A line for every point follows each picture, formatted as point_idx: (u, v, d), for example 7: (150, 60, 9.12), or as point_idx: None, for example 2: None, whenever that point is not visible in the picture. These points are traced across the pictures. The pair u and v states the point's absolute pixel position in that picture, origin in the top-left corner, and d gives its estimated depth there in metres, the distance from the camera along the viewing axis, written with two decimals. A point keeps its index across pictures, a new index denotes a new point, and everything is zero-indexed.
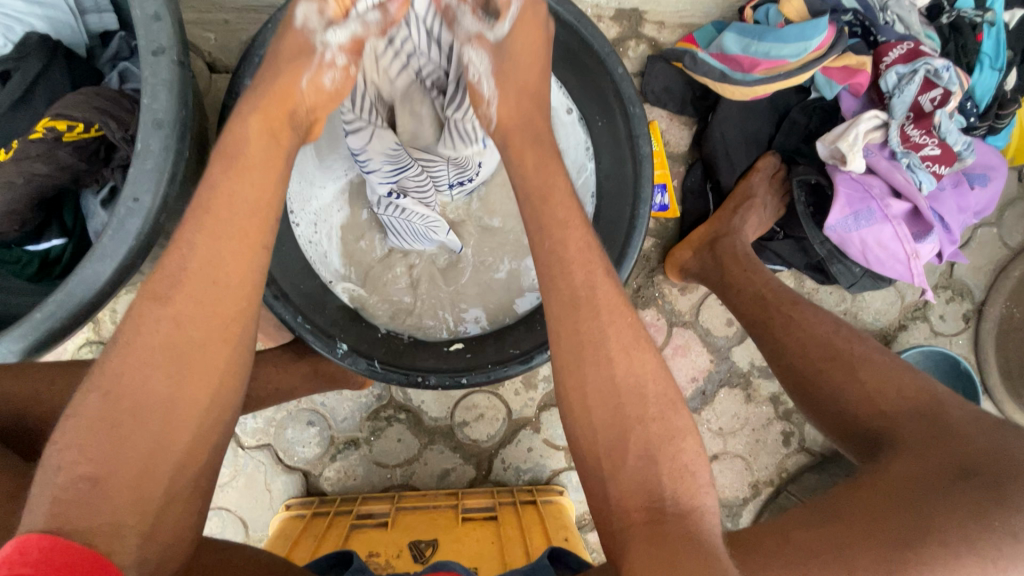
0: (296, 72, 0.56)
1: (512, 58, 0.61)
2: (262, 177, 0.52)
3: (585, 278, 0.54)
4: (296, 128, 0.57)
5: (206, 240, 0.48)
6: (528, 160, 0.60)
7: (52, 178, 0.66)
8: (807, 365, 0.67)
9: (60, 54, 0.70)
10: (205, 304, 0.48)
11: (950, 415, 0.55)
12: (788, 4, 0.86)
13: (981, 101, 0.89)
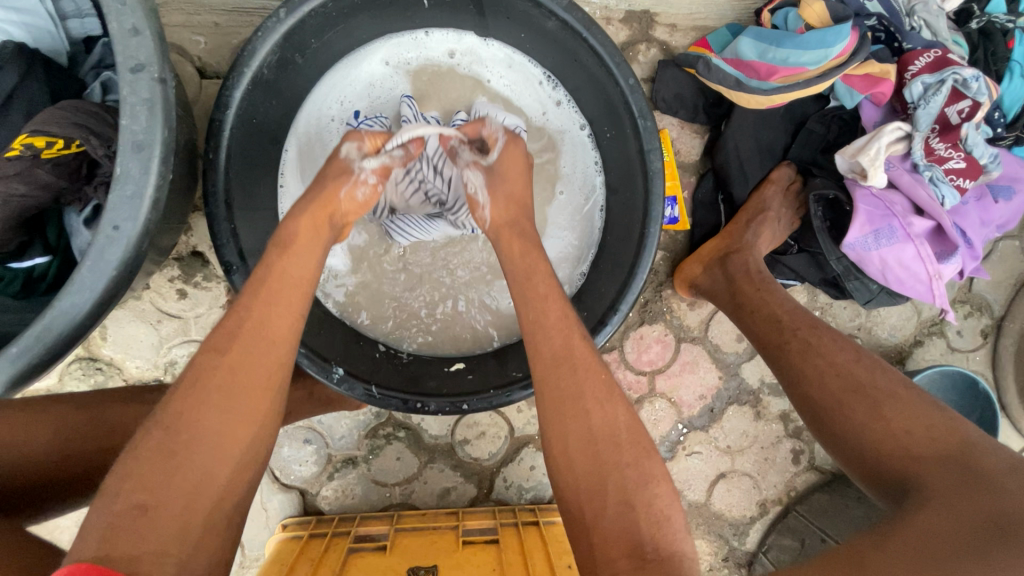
0: (338, 186, 0.65)
1: (500, 175, 0.68)
2: (303, 260, 0.60)
3: (564, 342, 0.58)
4: (331, 232, 0.65)
5: (258, 312, 0.55)
6: (515, 248, 0.65)
7: (31, 198, 0.63)
8: (827, 397, 0.64)
9: (38, 63, 0.66)
10: (254, 357, 0.53)
11: (984, 462, 0.52)
12: (808, 8, 0.81)
13: (1010, 110, 0.84)
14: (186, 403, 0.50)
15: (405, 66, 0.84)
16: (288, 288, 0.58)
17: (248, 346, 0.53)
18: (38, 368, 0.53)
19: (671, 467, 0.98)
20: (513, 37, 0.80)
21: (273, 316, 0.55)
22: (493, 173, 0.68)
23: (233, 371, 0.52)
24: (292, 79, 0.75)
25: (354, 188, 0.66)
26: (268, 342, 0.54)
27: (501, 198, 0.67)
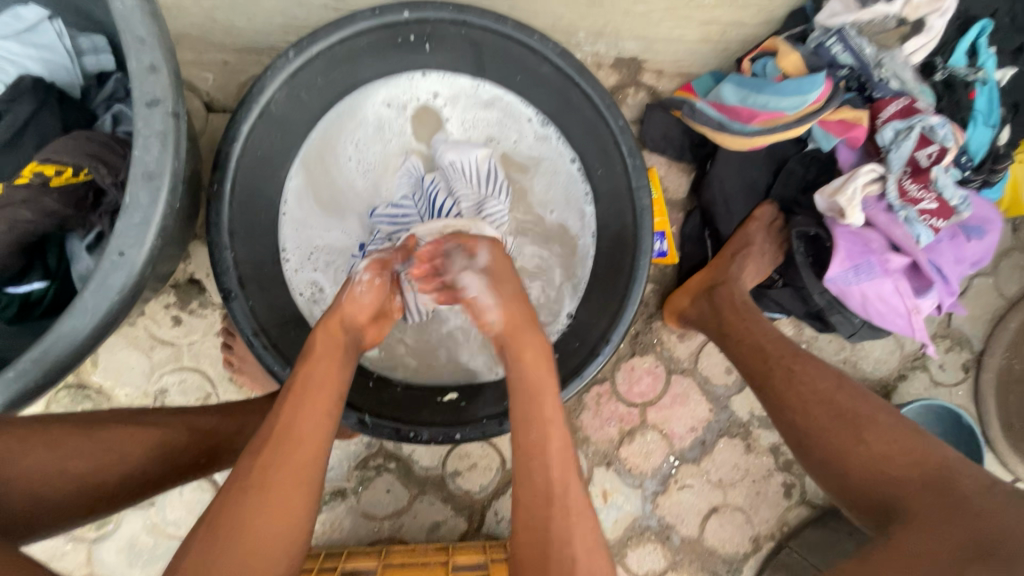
0: (341, 295, 0.70)
1: (496, 276, 0.71)
2: (326, 364, 0.64)
3: (560, 473, 0.59)
4: (351, 338, 0.69)
5: (291, 414, 0.59)
6: (528, 352, 0.66)
7: (37, 225, 0.64)
8: (808, 422, 0.63)
9: (55, 96, 0.68)
10: (287, 451, 0.57)
11: (961, 483, 0.51)
12: (785, 58, 0.87)
13: (976, 155, 0.90)
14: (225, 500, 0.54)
15: (402, 107, 0.88)
16: (316, 390, 0.62)
17: (279, 451, 0.56)
18: (33, 391, 0.53)
19: (663, 501, 0.98)
20: (510, 80, 0.84)
21: (302, 419, 0.59)
22: (492, 277, 0.71)
23: (274, 469, 0.55)
24: (299, 115, 0.78)
25: (352, 288, 0.71)
26: (297, 441, 0.57)
27: (504, 302, 0.69)
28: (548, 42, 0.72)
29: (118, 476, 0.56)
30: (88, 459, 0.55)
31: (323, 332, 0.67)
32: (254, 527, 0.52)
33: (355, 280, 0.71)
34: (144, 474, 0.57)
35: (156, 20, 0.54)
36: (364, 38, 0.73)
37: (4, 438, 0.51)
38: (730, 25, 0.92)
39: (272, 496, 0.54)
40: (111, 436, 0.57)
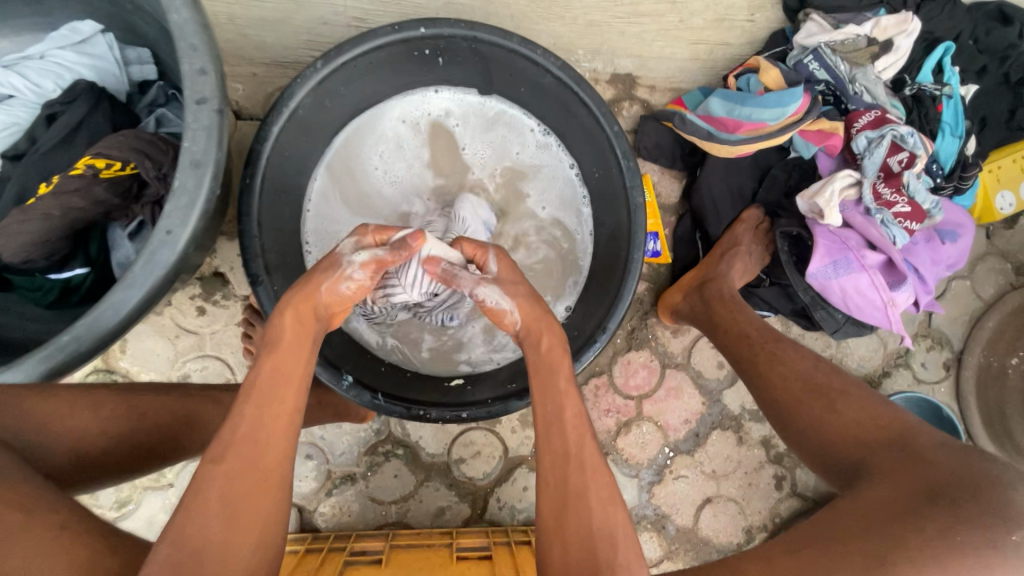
0: (321, 276, 0.67)
1: (508, 283, 0.72)
2: (294, 356, 0.62)
3: (576, 438, 0.61)
4: (320, 322, 0.67)
5: (250, 420, 0.56)
6: (544, 341, 0.68)
7: (87, 212, 0.70)
8: (788, 396, 0.68)
9: (105, 99, 0.75)
10: (250, 454, 0.54)
11: (920, 440, 0.56)
12: (767, 73, 0.95)
13: (946, 163, 0.98)
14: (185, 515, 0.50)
15: (416, 117, 0.96)
16: (278, 390, 0.59)
17: (243, 460, 0.53)
18: (83, 358, 0.57)
19: (658, 491, 1.02)
20: (514, 93, 0.92)
21: (263, 425, 0.56)
22: (505, 284, 0.72)
23: (230, 479, 0.52)
24: (323, 121, 0.85)
25: (338, 274, 0.67)
26: (259, 448, 0.55)
27: (524, 299, 0.70)
28: (550, 56, 0.80)
29: (150, 441, 0.62)
30: (126, 422, 0.60)
31: (292, 315, 0.64)
32: (216, 537, 0.50)
33: (346, 265, 0.67)
34: (175, 437, 0.64)
35: (205, 30, 0.62)
36: (384, 52, 0.80)
37: (59, 399, 0.58)
38: (717, 45, 1.02)
39: (238, 505, 0.52)
40: (148, 403, 0.64)
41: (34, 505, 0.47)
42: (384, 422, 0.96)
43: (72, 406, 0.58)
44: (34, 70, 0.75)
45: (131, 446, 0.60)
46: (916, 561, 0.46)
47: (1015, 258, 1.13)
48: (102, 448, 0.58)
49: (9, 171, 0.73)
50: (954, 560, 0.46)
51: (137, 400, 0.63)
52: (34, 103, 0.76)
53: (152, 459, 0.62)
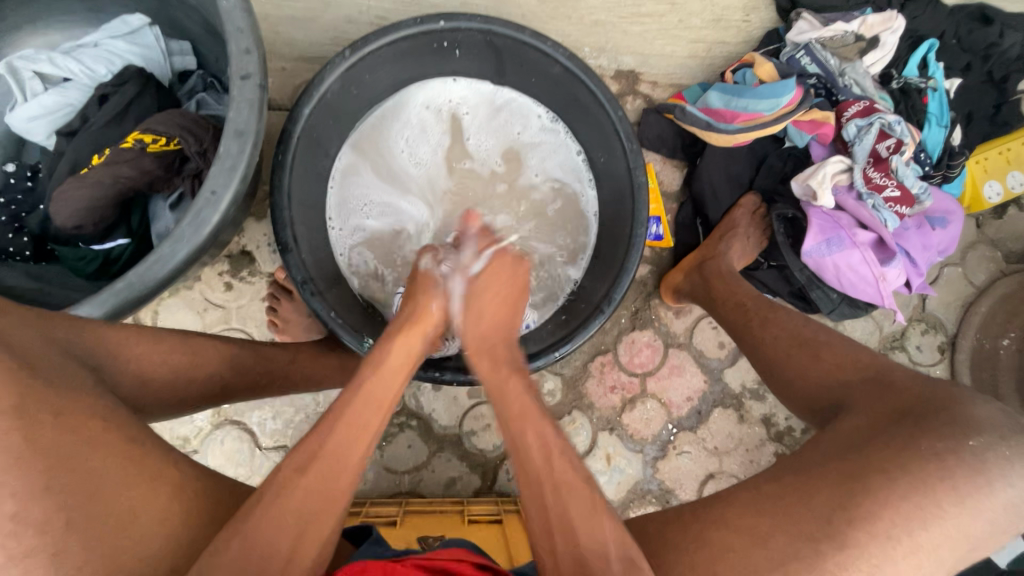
0: (430, 299, 0.73)
1: (481, 289, 0.74)
2: (392, 380, 0.64)
3: (541, 451, 0.59)
4: (423, 346, 0.71)
5: (338, 436, 0.57)
6: (484, 365, 0.70)
7: (134, 181, 0.77)
8: (778, 351, 0.73)
9: (152, 83, 0.83)
10: (323, 476, 0.54)
11: (894, 375, 0.60)
12: (761, 68, 1.01)
13: (933, 152, 1.03)
14: (256, 522, 0.50)
15: (434, 105, 1.02)
16: (371, 412, 0.60)
17: (322, 475, 0.54)
18: (141, 299, 0.66)
19: (662, 466, 1.05)
20: (525, 83, 0.99)
21: (352, 445, 0.57)
22: (475, 288, 0.74)
23: (309, 497, 0.53)
24: (348, 106, 0.92)
25: (443, 302, 0.73)
26: (343, 468, 0.55)
27: (472, 323, 0.73)
28: (558, 48, 0.87)
29: (203, 379, 0.71)
30: (184, 359, 0.69)
31: (402, 337, 0.68)
32: (284, 550, 0.50)
33: (445, 285, 0.74)
34: (219, 376, 0.73)
35: (250, 14, 0.68)
36: (406, 42, 0.87)
37: (126, 332, 0.66)
38: (715, 44, 1.10)
39: (308, 521, 0.52)
40: (201, 345, 0.72)
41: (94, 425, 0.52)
42: (398, 395, 1.01)
43: (138, 338, 0.66)
44: (88, 56, 0.83)
45: (186, 381, 0.69)
46: (886, 473, 0.50)
47: (1005, 247, 1.17)
48: (162, 378, 0.66)
49: (64, 146, 0.80)
50: (920, 468, 0.50)
51: (193, 340, 0.72)
52: (86, 85, 0.83)
53: (201, 395, 0.71)
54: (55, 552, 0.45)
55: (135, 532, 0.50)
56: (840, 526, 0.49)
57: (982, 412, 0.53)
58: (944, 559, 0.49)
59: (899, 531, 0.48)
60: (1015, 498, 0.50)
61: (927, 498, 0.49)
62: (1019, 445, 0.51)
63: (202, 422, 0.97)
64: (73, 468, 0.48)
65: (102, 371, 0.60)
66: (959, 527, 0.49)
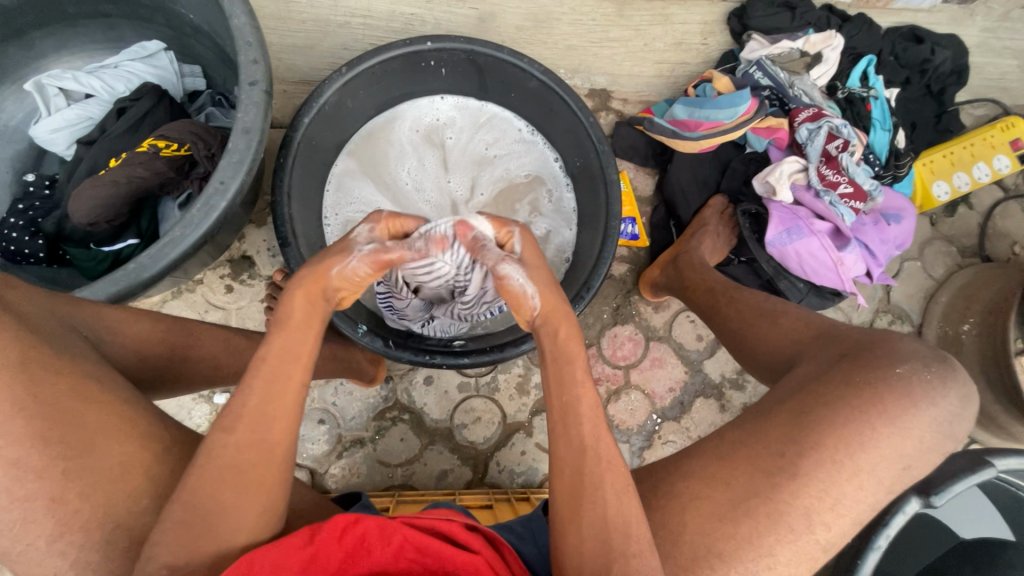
0: (332, 262, 0.63)
1: (529, 263, 0.66)
2: (304, 336, 0.60)
3: (587, 427, 0.60)
4: (327, 306, 0.64)
5: (258, 394, 0.55)
6: (562, 330, 0.64)
7: (147, 181, 0.84)
8: (741, 322, 0.85)
9: (166, 97, 0.91)
10: (258, 433, 0.54)
11: (840, 328, 0.73)
12: (719, 81, 1.12)
13: (881, 155, 1.13)
14: (203, 477, 0.52)
15: (423, 124, 1.12)
16: (284, 370, 0.57)
17: (252, 430, 0.54)
18: (147, 283, 0.72)
19: (649, 455, 1.09)
20: (506, 99, 1.09)
21: (268, 403, 0.55)
22: (529, 264, 0.66)
23: (241, 451, 0.53)
24: (344, 118, 1.00)
25: (353, 251, 0.64)
26: (268, 424, 0.55)
27: (545, 285, 0.65)
28: (534, 64, 0.96)
29: (199, 356, 0.77)
30: (178, 340, 0.75)
31: (303, 296, 0.62)
32: (230, 506, 0.52)
33: (355, 254, 0.64)
34: (215, 359, 0.79)
35: (259, 31, 0.77)
36: (393, 62, 0.96)
37: (135, 313, 0.72)
38: (677, 65, 1.21)
39: (248, 475, 0.53)
40: (201, 331, 0.79)
41: (96, 381, 0.56)
42: (391, 389, 1.05)
43: (136, 318, 0.71)
44: (109, 76, 0.92)
45: (183, 359, 0.75)
46: (826, 402, 0.62)
47: (959, 242, 1.26)
48: (160, 355, 0.72)
49: (84, 153, 0.88)
50: (857, 395, 0.61)
51: (187, 325, 0.77)
52: (107, 101, 0.92)
53: (196, 374, 0.77)
54: (53, 495, 0.49)
55: (131, 483, 0.52)
56: (790, 459, 0.60)
57: (908, 347, 0.66)
58: (882, 478, 0.60)
59: (841, 455, 0.59)
60: (938, 416, 0.61)
61: (862, 420, 0.60)
62: (939, 371, 0.63)
63: (199, 420, 1.00)
64: (74, 418, 0.52)
65: (100, 346, 0.65)
66: (892, 447, 0.60)
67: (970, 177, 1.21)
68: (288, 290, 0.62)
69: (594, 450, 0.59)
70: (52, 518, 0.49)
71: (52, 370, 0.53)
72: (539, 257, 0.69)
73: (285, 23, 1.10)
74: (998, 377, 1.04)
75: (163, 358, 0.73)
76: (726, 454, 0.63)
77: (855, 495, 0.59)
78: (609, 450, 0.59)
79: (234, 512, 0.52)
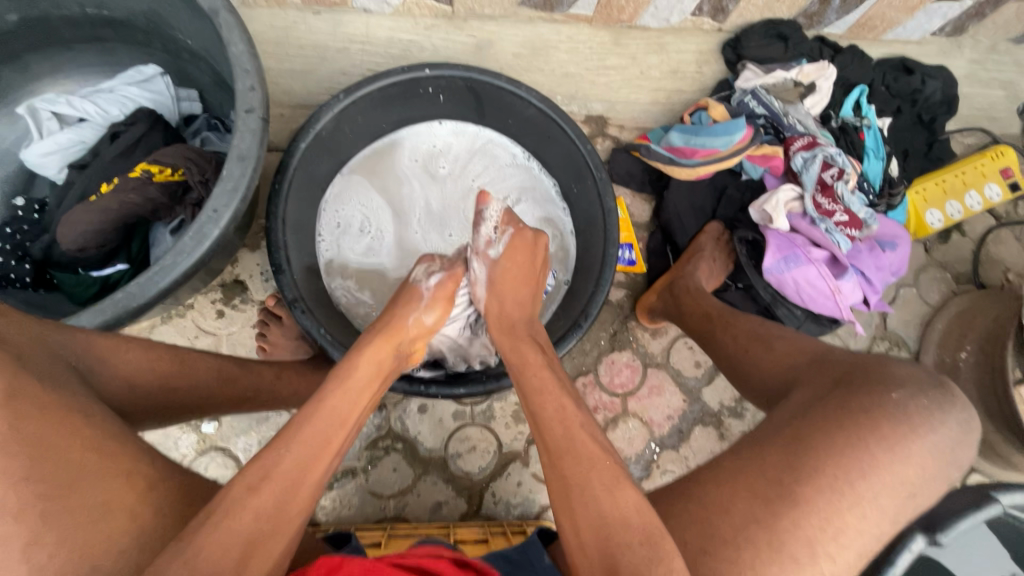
0: (408, 313, 0.79)
1: (500, 277, 0.82)
2: (360, 393, 0.67)
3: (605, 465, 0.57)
4: (395, 360, 0.75)
5: (295, 455, 0.56)
6: (518, 349, 0.75)
7: (138, 207, 0.83)
8: (736, 348, 0.84)
9: (162, 121, 0.91)
10: (279, 498, 0.53)
11: (836, 353, 0.72)
12: (715, 109, 1.13)
13: (874, 182, 1.14)
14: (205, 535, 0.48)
15: (423, 147, 1.12)
16: (336, 424, 0.61)
17: (281, 485, 0.54)
18: (137, 311, 0.70)
19: (647, 485, 1.07)
20: (503, 125, 1.09)
21: (310, 462, 0.57)
22: (496, 283, 0.82)
23: (263, 512, 0.52)
24: (341, 142, 0.99)
25: (419, 293, 0.83)
26: (298, 488, 0.55)
27: (498, 294, 0.82)
28: (532, 92, 0.96)
29: (190, 386, 0.75)
30: (170, 367, 0.73)
31: (376, 346, 0.72)
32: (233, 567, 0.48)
33: (424, 297, 0.82)
34: (207, 388, 0.77)
35: (257, 58, 0.76)
36: (392, 89, 0.96)
37: (127, 341, 0.70)
38: (673, 92, 1.22)
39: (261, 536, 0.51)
40: (195, 361, 0.77)
41: (74, 417, 0.53)
42: (384, 418, 1.02)
43: (127, 345, 0.69)
44: (104, 100, 0.92)
45: (173, 388, 0.73)
46: (830, 433, 0.61)
47: (954, 269, 1.26)
48: (148, 383, 0.70)
49: (76, 177, 0.88)
50: (857, 423, 0.61)
51: (178, 354, 0.75)
52: (100, 125, 0.91)
53: (185, 404, 0.74)
54: (31, 538, 0.45)
55: (113, 523, 0.49)
56: (789, 486, 0.59)
57: (903, 372, 0.65)
58: (886, 508, 0.59)
59: (842, 484, 0.58)
60: (939, 442, 0.61)
61: (863, 450, 0.59)
62: (935, 396, 0.62)
63: (186, 450, 0.98)
64: (49, 460, 0.49)
65: (91, 375, 0.63)
66: (894, 474, 0.59)
67: (962, 205, 1.22)
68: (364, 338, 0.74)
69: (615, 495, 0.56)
70: (25, 563, 0.44)
71: (38, 406, 0.51)
72: (519, 269, 0.83)
73: (284, 48, 1.11)
74: (998, 407, 1.04)
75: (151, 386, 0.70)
76: (730, 485, 0.62)
77: (862, 532, 0.58)
78: (626, 491, 0.57)
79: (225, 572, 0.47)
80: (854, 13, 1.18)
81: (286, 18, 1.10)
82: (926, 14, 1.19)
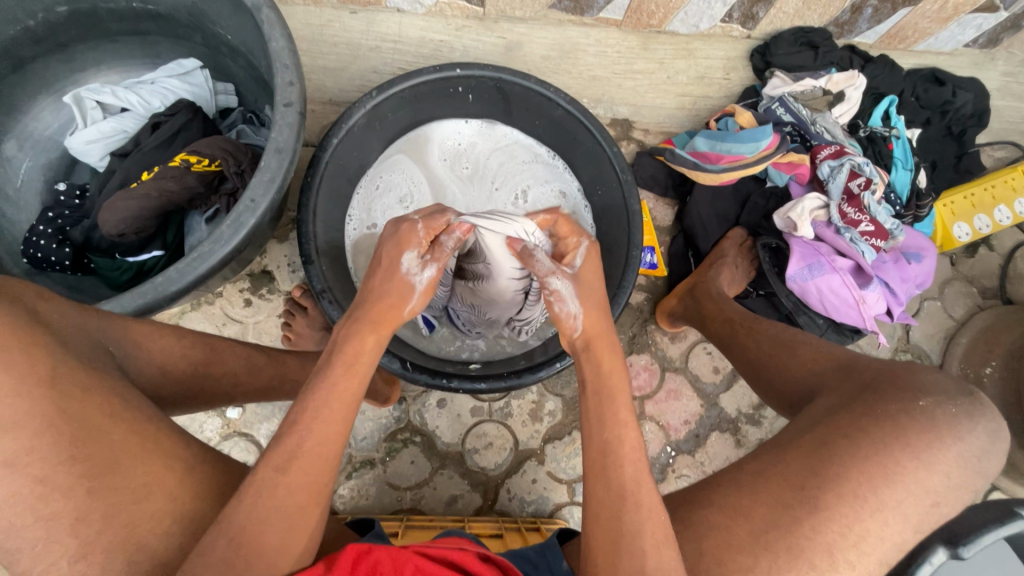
0: (396, 301, 0.69)
1: (585, 286, 0.70)
2: (364, 373, 0.62)
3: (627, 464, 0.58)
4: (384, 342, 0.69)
5: (318, 435, 0.55)
6: (605, 362, 0.66)
7: (176, 195, 0.85)
8: (760, 352, 0.84)
9: (201, 113, 0.93)
10: (306, 473, 0.54)
11: (863, 360, 0.72)
12: (741, 116, 1.12)
13: (902, 193, 1.13)
14: (251, 516, 0.49)
15: (454, 140, 1.13)
16: (344, 407, 0.58)
17: (307, 470, 0.54)
18: (174, 297, 0.73)
19: (662, 488, 1.07)
20: (530, 125, 1.10)
21: (324, 444, 0.55)
22: (582, 284, 0.70)
23: (293, 491, 0.52)
24: (372, 138, 1.01)
25: (410, 279, 0.70)
26: (324, 462, 0.55)
27: (594, 308, 0.68)
28: (560, 94, 0.97)
29: (218, 373, 0.77)
30: (200, 355, 0.75)
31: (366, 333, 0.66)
32: (273, 544, 0.50)
33: (417, 288, 0.70)
34: (237, 373, 0.79)
35: (295, 54, 0.78)
36: (423, 87, 0.97)
37: (164, 326, 0.72)
38: (699, 98, 1.23)
39: (291, 514, 0.51)
40: (226, 350, 0.79)
41: (118, 396, 0.55)
42: (404, 410, 1.04)
43: (161, 332, 0.71)
44: (146, 91, 0.95)
45: (204, 373, 0.75)
46: (852, 439, 0.61)
47: (980, 283, 1.25)
48: (182, 370, 0.72)
49: (117, 166, 0.91)
50: (881, 429, 0.60)
51: (210, 340, 0.78)
52: (142, 115, 0.95)
53: (215, 391, 0.77)
54: (77, 516, 0.47)
55: (154, 500, 0.51)
56: (812, 493, 0.59)
57: (932, 381, 0.64)
58: (908, 516, 0.58)
59: (865, 492, 0.58)
60: (965, 451, 0.60)
61: (887, 456, 0.59)
62: (965, 405, 0.61)
63: (211, 433, 1.00)
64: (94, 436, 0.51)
65: (128, 357, 0.65)
66: (918, 482, 0.58)
67: (991, 219, 1.20)
68: (352, 323, 0.66)
69: (638, 498, 0.57)
70: (75, 539, 0.47)
71: (80, 386, 0.52)
72: (595, 272, 0.72)
73: (318, 46, 1.13)
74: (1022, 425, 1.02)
75: (185, 369, 0.73)
76: (750, 486, 0.62)
77: (882, 537, 0.57)
78: (649, 494, 0.57)
79: (266, 551, 0.50)
80: (886, 23, 1.17)
81: (321, 16, 1.13)
82: (960, 26, 1.18)
